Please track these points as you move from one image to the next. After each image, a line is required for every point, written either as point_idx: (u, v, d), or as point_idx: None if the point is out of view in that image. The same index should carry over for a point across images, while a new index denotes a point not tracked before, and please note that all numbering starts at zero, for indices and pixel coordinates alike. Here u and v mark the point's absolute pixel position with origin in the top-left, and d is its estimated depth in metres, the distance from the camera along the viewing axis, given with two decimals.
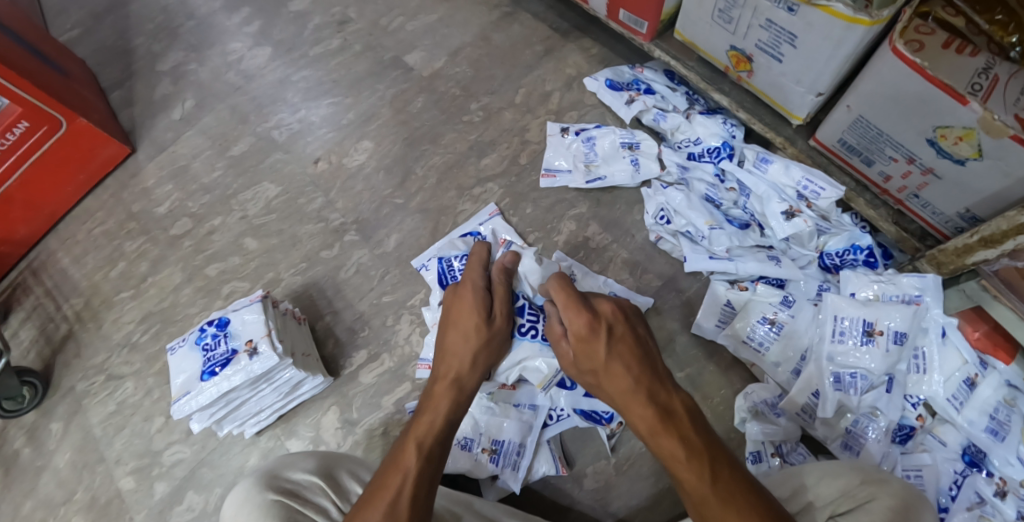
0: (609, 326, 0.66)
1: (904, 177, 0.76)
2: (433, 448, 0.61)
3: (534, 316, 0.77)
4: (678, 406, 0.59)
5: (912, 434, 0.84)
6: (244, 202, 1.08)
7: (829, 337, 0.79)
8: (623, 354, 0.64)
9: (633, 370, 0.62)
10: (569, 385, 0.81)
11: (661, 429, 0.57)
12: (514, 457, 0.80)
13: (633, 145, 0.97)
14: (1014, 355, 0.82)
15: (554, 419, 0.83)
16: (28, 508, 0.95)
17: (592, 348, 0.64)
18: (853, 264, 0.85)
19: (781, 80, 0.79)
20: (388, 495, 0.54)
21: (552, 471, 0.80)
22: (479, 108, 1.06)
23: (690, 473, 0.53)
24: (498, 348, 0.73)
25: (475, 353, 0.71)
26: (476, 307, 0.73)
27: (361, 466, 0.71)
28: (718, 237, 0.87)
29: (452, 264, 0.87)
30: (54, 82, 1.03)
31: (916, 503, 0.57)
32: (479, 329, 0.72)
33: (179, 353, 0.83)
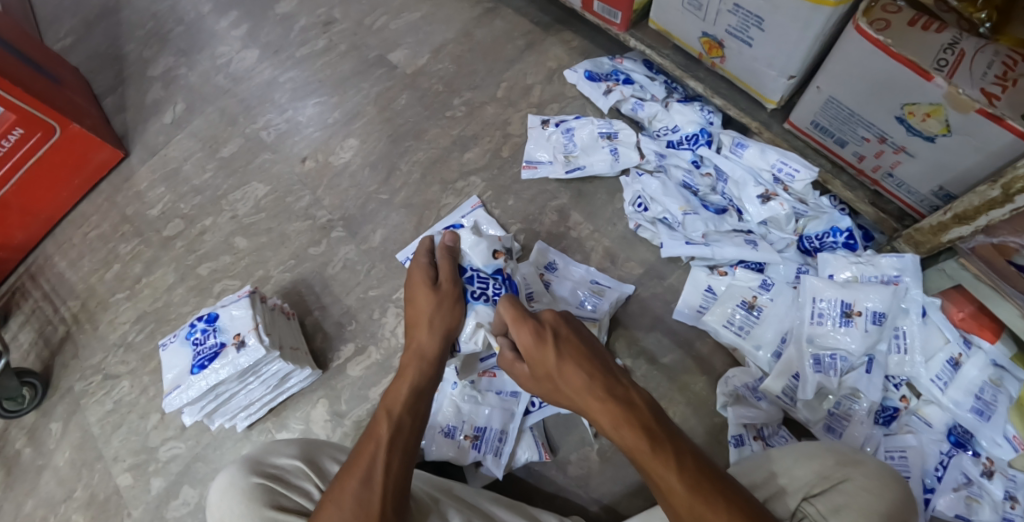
0: (554, 330, 0.65)
1: (877, 156, 0.76)
2: (402, 416, 0.64)
3: (483, 282, 0.78)
4: (637, 397, 0.58)
5: (895, 415, 0.89)
6: (234, 202, 1.09)
7: (808, 319, 0.81)
8: (572, 355, 0.63)
9: (586, 369, 0.61)
10: None
11: (624, 420, 0.56)
12: (496, 443, 0.81)
13: (611, 135, 0.96)
14: (998, 334, 0.88)
15: (536, 407, 0.84)
16: (30, 505, 0.99)
17: (543, 356, 0.63)
18: (832, 247, 0.86)
19: (755, 65, 0.80)
20: (364, 462, 0.58)
21: (535, 458, 0.81)
22: (462, 103, 1.07)
23: (656, 464, 0.53)
24: (452, 309, 0.75)
25: (432, 317, 0.74)
26: (423, 280, 0.77)
27: (344, 452, 0.72)
28: (694, 222, 0.87)
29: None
30: (47, 89, 1.05)
31: (890, 482, 0.61)
32: (430, 297, 0.75)
33: (170, 348, 0.85)
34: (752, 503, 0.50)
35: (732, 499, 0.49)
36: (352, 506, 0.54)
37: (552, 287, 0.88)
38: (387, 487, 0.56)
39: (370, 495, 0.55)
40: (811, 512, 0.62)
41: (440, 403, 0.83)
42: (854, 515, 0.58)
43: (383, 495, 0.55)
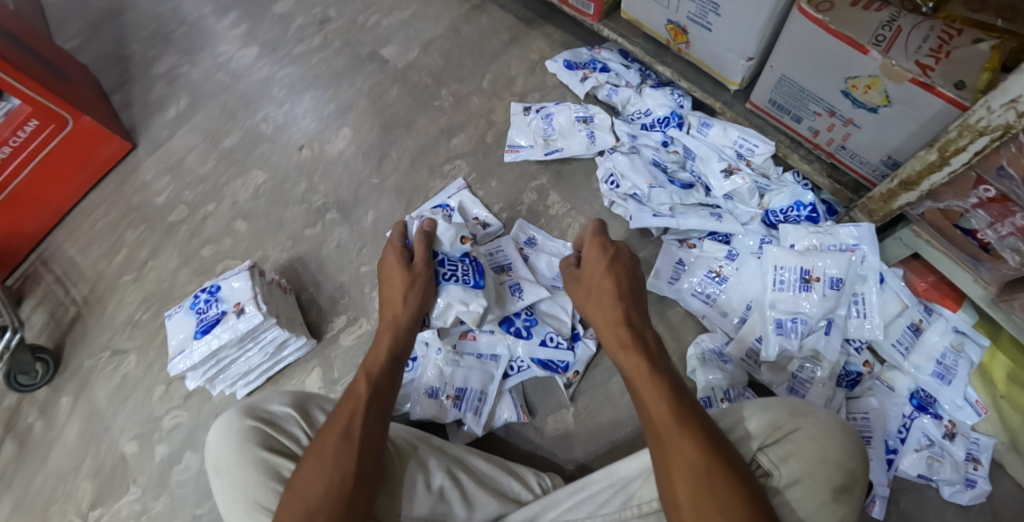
0: (617, 254, 0.81)
1: (830, 130, 0.81)
2: (380, 377, 0.70)
3: (453, 264, 0.82)
4: (649, 336, 0.73)
5: (859, 379, 0.92)
6: (235, 189, 1.16)
7: (770, 287, 0.86)
8: (619, 282, 0.78)
9: (621, 297, 0.77)
10: (524, 334, 0.88)
11: (631, 345, 0.71)
12: (476, 403, 0.86)
13: (587, 119, 1.01)
14: (959, 303, 0.93)
15: (515, 370, 0.89)
16: (41, 476, 1.04)
17: (597, 270, 0.80)
18: (796, 219, 0.90)
19: (715, 49, 0.86)
20: (344, 417, 0.63)
21: (514, 418, 0.86)
22: (448, 94, 1.14)
23: (646, 381, 0.67)
24: (424, 289, 0.79)
25: (405, 296, 0.78)
26: (397, 261, 0.81)
27: None
28: (659, 195, 0.91)
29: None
30: (59, 85, 1.13)
31: (837, 430, 0.66)
32: (404, 275, 0.80)
33: (175, 318, 0.92)
34: (708, 426, 0.61)
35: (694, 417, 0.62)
36: (333, 455, 0.59)
37: (530, 259, 0.94)
38: (365, 439, 0.62)
39: (350, 447, 0.60)
40: (765, 463, 0.66)
41: (424, 367, 0.88)
42: (806, 464, 0.64)
43: (363, 445, 0.61)
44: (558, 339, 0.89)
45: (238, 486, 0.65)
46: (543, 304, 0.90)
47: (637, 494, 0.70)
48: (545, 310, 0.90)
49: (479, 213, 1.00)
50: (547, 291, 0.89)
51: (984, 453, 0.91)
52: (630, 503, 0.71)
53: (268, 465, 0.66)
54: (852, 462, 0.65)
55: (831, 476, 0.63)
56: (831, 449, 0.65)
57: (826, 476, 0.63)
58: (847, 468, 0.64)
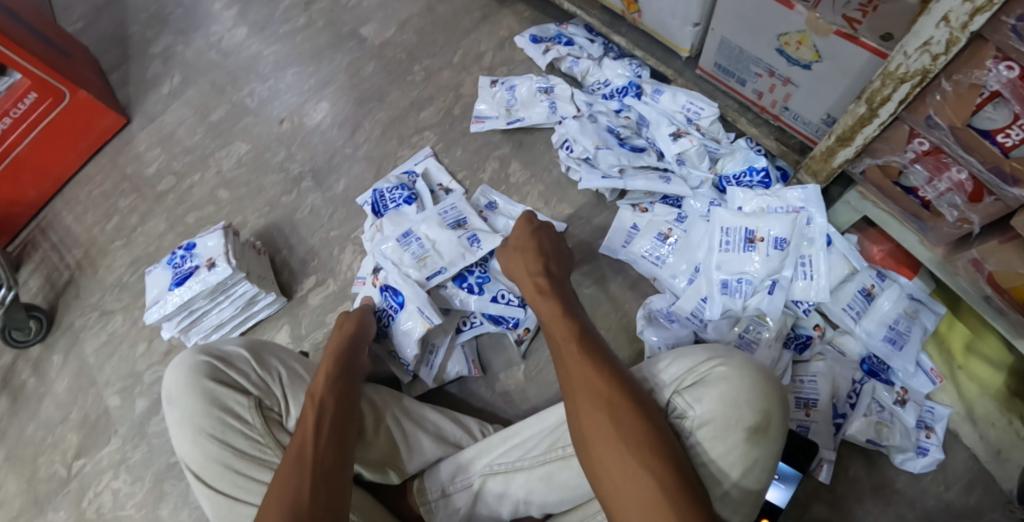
0: (541, 225, 0.88)
1: (771, 91, 0.83)
2: (325, 396, 0.71)
3: (384, 312, 0.92)
4: (564, 292, 0.78)
5: (809, 342, 0.93)
6: (220, 159, 1.22)
7: (717, 247, 0.88)
8: (541, 246, 0.85)
9: (540, 259, 0.82)
10: (476, 291, 0.91)
11: (548, 296, 0.76)
12: (428, 355, 0.91)
13: (548, 90, 1.04)
14: (915, 271, 0.93)
15: (468, 326, 0.93)
16: (32, 426, 1.11)
17: (524, 234, 0.87)
18: (748, 185, 0.92)
19: (662, 16, 0.89)
20: (296, 446, 0.65)
21: (464, 371, 0.90)
22: (421, 70, 1.18)
23: (560, 330, 0.71)
24: (358, 322, 0.86)
25: (339, 330, 0.85)
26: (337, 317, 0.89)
27: (291, 356, 0.82)
28: (605, 155, 0.93)
29: (397, 193, 1.00)
30: (58, 61, 1.20)
31: (755, 373, 0.67)
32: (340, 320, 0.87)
33: (154, 273, 0.97)
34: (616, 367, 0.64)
35: (603, 356, 0.66)
36: (285, 479, 0.61)
37: (488, 220, 0.97)
38: (316, 456, 0.63)
39: (302, 467, 0.62)
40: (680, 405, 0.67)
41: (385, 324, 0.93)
42: (715, 403, 0.64)
43: (316, 459, 0.63)
44: (510, 296, 0.91)
45: (186, 414, 0.71)
46: (497, 263, 0.93)
47: (563, 436, 0.70)
48: (500, 268, 0.93)
49: (443, 181, 1.04)
50: (503, 239, 0.92)
51: (938, 423, 0.91)
52: (556, 445, 0.70)
53: (214, 396, 0.71)
54: (768, 405, 0.65)
55: (743, 415, 0.64)
56: (743, 388, 0.65)
57: (737, 416, 0.63)
58: (760, 408, 0.64)
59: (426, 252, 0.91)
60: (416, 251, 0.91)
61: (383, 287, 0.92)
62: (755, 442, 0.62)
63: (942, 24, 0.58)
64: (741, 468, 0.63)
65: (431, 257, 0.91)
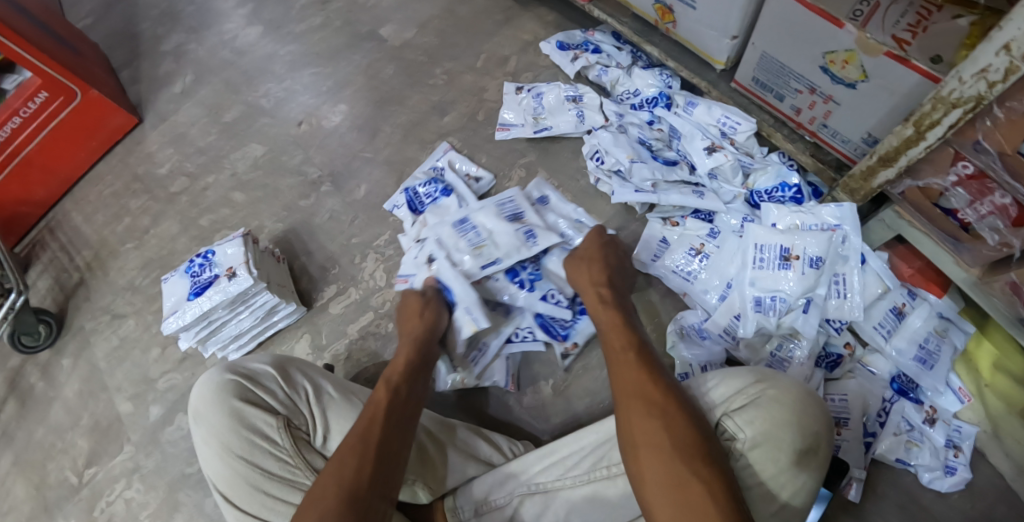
0: (609, 235, 0.87)
1: (811, 107, 0.82)
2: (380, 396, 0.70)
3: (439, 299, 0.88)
4: (625, 303, 0.78)
5: (839, 360, 0.92)
6: (234, 161, 1.19)
7: (750, 264, 0.86)
8: (610, 254, 0.84)
9: (601, 267, 0.82)
10: (527, 287, 0.89)
11: (608, 304, 0.77)
12: (477, 353, 0.89)
13: (577, 98, 1.02)
14: (944, 289, 0.92)
15: (518, 338, 0.90)
16: (41, 432, 1.09)
17: (591, 241, 0.86)
18: (780, 200, 0.90)
19: (699, 28, 0.87)
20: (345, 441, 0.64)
21: (502, 384, 0.89)
22: (443, 73, 1.14)
23: (616, 339, 0.71)
24: (435, 308, 0.84)
25: (421, 314, 0.83)
26: (411, 292, 0.86)
27: (320, 373, 0.77)
28: (640, 170, 0.91)
29: (432, 185, 0.99)
30: (68, 58, 1.17)
31: (803, 396, 0.67)
32: (415, 298, 0.85)
33: (171, 281, 0.95)
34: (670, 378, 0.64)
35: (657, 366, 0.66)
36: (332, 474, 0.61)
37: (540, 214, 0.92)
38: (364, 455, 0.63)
39: (351, 463, 0.62)
40: (730, 427, 0.66)
41: None
42: (768, 427, 0.64)
43: (359, 458, 0.62)
44: (560, 296, 0.89)
45: (214, 432, 0.69)
46: (549, 262, 0.90)
47: (607, 456, 0.69)
48: (551, 267, 0.90)
49: (469, 170, 1.02)
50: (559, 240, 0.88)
51: (966, 441, 0.90)
52: (599, 464, 0.69)
53: (242, 415, 0.69)
54: (817, 428, 0.66)
55: (795, 440, 0.64)
56: (793, 412, 0.65)
57: (790, 439, 0.64)
58: (811, 433, 0.65)
59: (481, 241, 0.87)
60: (472, 239, 0.88)
61: (434, 279, 0.87)
62: (806, 465, 0.63)
63: (1002, 52, 0.55)
64: (791, 489, 0.64)
65: (487, 246, 0.87)
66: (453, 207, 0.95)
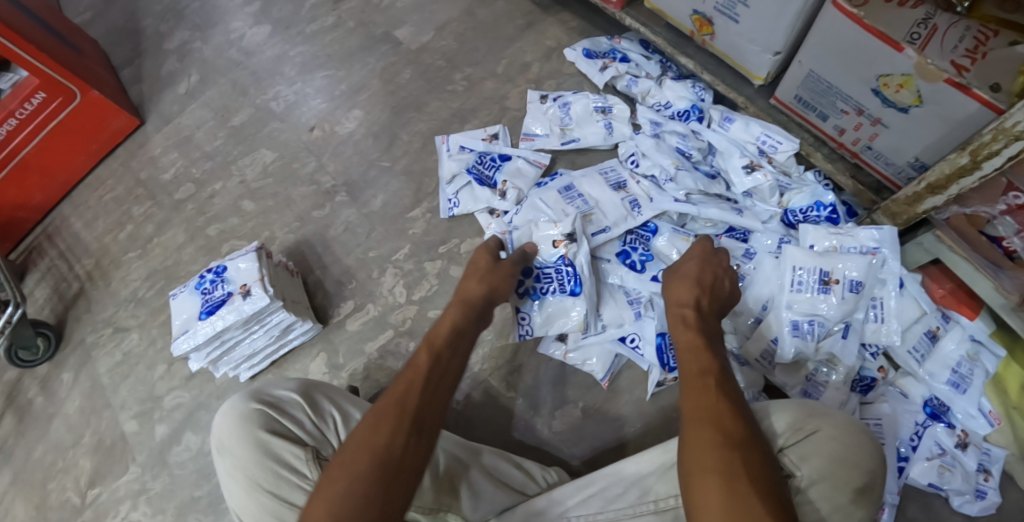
0: (714, 252, 0.82)
1: (856, 129, 0.80)
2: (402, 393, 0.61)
3: (550, 276, 0.85)
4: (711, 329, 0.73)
5: (873, 385, 0.91)
6: (243, 167, 1.14)
7: (787, 287, 0.84)
8: (706, 270, 0.79)
9: (689, 286, 0.77)
10: (637, 269, 0.87)
11: (690, 326, 0.72)
12: (594, 330, 0.86)
13: (606, 109, 0.98)
14: (977, 311, 0.90)
15: (628, 342, 0.86)
16: (40, 450, 1.04)
17: (690, 257, 0.81)
18: (815, 220, 0.88)
19: (740, 41, 0.84)
20: (358, 438, 0.56)
21: (598, 374, 0.86)
22: (463, 78, 1.10)
23: (692, 361, 0.67)
24: (501, 276, 0.81)
25: (485, 280, 0.79)
26: (486, 253, 0.83)
27: (347, 398, 0.75)
28: (685, 178, 0.89)
29: (487, 158, 0.98)
30: (67, 57, 1.11)
31: (851, 429, 0.66)
32: (489, 263, 0.81)
33: (180, 297, 0.91)
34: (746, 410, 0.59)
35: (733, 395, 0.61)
36: (340, 477, 0.52)
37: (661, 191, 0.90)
38: (371, 464, 0.53)
39: (358, 468, 0.53)
40: (786, 464, 0.64)
41: None
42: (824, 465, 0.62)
43: (366, 463, 0.53)
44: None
45: (238, 465, 0.65)
46: (659, 242, 0.89)
47: (652, 490, 0.67)
48: (661, 247, 0.88)
49: (480, 135, 1.02)
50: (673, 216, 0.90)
51: (995, 465, 0.88)
52: (645, 498, 0.67)
53: (268, 447, 0.65)
54: (871, 464, 0.64)
55: (852, 477, 0.62)
56: (848, 449, 0.64)
57: (847, 477, 0.62)
58: (867, 469, 0.63)
59: (591, 209, 0.89)
60: (581, 206, 0.89)
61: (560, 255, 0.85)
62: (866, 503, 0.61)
63: None
64: None
65: (596, 214, 0.89)
66: (536, 174, 0.96)
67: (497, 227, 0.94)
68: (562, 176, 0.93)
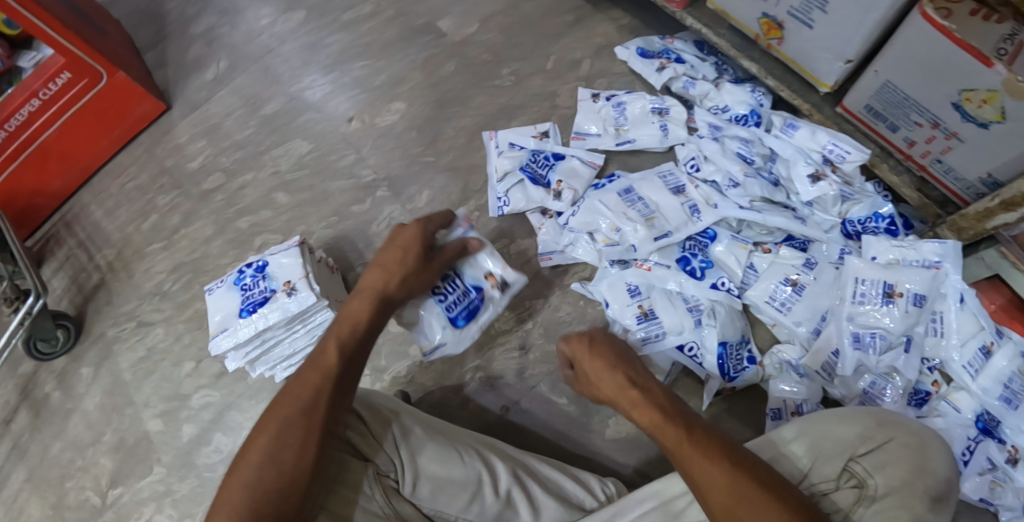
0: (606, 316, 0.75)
1: (928, 142, 0.78)
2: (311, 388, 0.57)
3: (455, 288, 0.76)
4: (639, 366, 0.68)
5: (926, 399, 0.86)
6: (277, 158, 1.10)
7: (849, 299, 0.82)
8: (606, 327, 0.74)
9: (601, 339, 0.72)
10: (698, 276, 0.86)
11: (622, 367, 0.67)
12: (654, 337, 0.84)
13: (663, 111, 0.96)
14: None
15: (689, 351, 0.84)
16: (57, 448, 1.00)
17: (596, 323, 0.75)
18: (874, 231, 0.87)
19: (811, 47, 0.82)
20: (267, 436, 0.53)
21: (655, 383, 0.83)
22: (510, 73, 1.07)
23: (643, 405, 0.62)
24: (428, 279, 0.72)
25: (401, 280, 0.70)
26: (417, 239, 0.71)
27: (404, 407, 0.69)
28: (752, 185, 0.88)
29: (540, 157, 0.96)
30: (94, 37, 1.06)
31: (925, 438, 0.59)
32: (417, 256, 0.71)
33: (216, 293, 0.86)
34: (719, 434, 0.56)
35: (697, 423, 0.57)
36: (262, 476, 0.51)
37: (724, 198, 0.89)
38: (287, 468, 0.51)
39: (274, 471, 0.51)
40: (855, 472, 0.59)
41: (607, 290, 0.87)
42: (901, 474, 0.57)
43: (278, 467, 0.51)
44: (730, 285, 0.85)
45: None
46: (718, 250, 0.87)
47: None
48: (720, 255, 0.87)
49: (530, 132, 0.99)
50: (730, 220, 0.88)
51: None
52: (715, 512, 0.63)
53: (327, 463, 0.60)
54: (948, 472, 0.58)
55: (931, 486, 0.56)
56: (924, 457, 0.58)
57: (927, 488, 0.56)
58: (943, 476, 0.57)
59: (652, 213, 0.87)
60: (642, 210, 0.87)
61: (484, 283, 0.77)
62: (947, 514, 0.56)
63: None
64: None
65: (658, 218, 0.87)
66: (590, 175, 0.94)
67: (551, 227, 0.92)
68: (621, 178, 0.91)
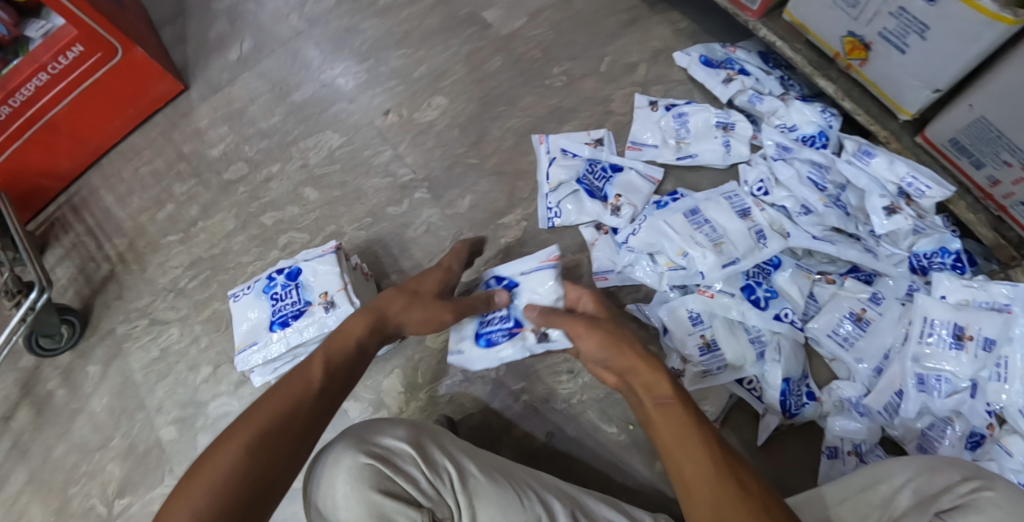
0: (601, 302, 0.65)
1: (1015, 183, 0.74)
2: (286, 410, 0.50)
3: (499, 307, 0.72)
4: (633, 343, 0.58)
5: (982, 442, 0.74)
6: (306, 150, 1.03)
7: (916, 338, 0.77)
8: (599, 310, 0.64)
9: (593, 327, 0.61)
10: (761, 306, 0.82)
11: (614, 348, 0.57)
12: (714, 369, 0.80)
13: (727, 126, 0.92)
14: None
15: (748, 384, 0.81)
16: (60, 450, 0.93)
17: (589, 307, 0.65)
18: (940, 267, 0.82)
19: (897, 72, 0.77)
20: (227, 453, 0.46)
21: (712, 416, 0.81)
22: (561, 73, 1.00)
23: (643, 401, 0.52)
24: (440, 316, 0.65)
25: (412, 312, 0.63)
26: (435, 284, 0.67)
27: (458, 444, 0.63)
28: (828, 214, 0.84)
29: (597, 168, 0.92)
30: (110, 9, 0.98)
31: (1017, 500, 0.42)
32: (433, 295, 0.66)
33: (243, 300, 0.80)
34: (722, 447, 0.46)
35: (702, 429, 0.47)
36: (206, 500, 0.43)
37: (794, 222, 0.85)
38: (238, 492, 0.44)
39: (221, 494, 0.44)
40: None
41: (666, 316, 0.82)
42: None
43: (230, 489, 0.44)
44: (794, 317, 0.82)
45: None
46: (781, 278, 0.84)
47: None
48: (784, 284, 0.84)
49: (583, 139, 0.94)
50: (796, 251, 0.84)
51: None
52: None
53: (385, 514, 0.54)
54: None
55: None
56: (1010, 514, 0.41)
57: None
58: None
59: (720, 237, 0.83)
60: (710, 233, 0.83)
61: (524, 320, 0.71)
62: None
63: None
64: None
65: (727, 244, 0.82)
66: (649, 191, 0.90)
67: (606, 244, 0.88)
68: (685, 197, 0.87)
